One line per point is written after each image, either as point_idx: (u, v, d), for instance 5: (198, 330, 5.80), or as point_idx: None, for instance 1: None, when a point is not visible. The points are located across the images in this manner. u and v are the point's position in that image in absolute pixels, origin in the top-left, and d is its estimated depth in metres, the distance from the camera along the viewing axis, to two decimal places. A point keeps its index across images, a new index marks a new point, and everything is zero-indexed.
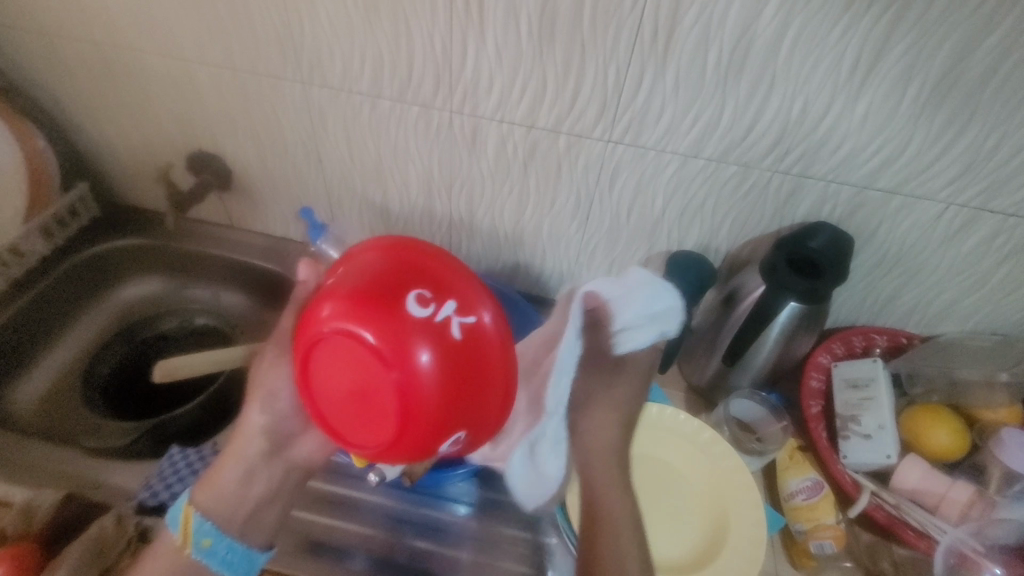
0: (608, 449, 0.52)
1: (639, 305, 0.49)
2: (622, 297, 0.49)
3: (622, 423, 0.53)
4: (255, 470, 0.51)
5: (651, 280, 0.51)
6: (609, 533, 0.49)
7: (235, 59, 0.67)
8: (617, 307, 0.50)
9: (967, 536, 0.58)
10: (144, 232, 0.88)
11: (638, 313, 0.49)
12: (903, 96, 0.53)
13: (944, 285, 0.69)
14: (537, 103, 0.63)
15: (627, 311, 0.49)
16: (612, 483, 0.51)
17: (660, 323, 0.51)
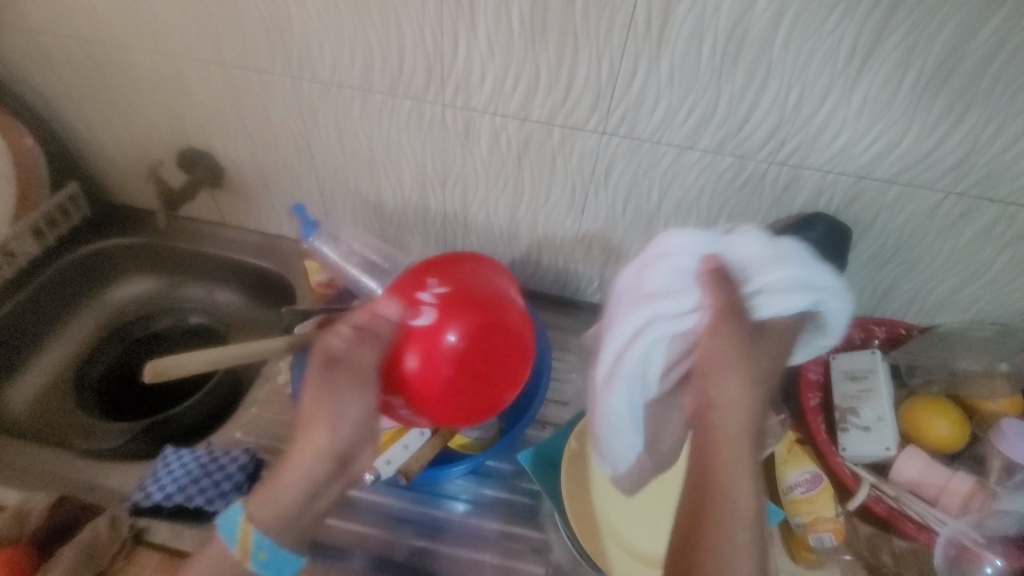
0: (737, 431, 0.42)
1: (799, 269, 0.47)
2: (779, 256, 0.48)
3: (754, 404, 0.43)
4: (318, 488, 0.56)
5: (799, 250, 0.49)
6: (725, 529, 0.39)
7: (223, 54, 0.66)
8: (759, 269, 0.48)
9: (967, 527, 0.58)
10: (136, 232, 0.87)
11: (800, 275, 0.47)
12: (901, 84, 0.53)
13: (943, 275, 0.68)
14: (530, 96, 0.62)
15: (784, 269, 0.47)
16: (739, 472, 0.41)
17: (810, 293, 0.47)
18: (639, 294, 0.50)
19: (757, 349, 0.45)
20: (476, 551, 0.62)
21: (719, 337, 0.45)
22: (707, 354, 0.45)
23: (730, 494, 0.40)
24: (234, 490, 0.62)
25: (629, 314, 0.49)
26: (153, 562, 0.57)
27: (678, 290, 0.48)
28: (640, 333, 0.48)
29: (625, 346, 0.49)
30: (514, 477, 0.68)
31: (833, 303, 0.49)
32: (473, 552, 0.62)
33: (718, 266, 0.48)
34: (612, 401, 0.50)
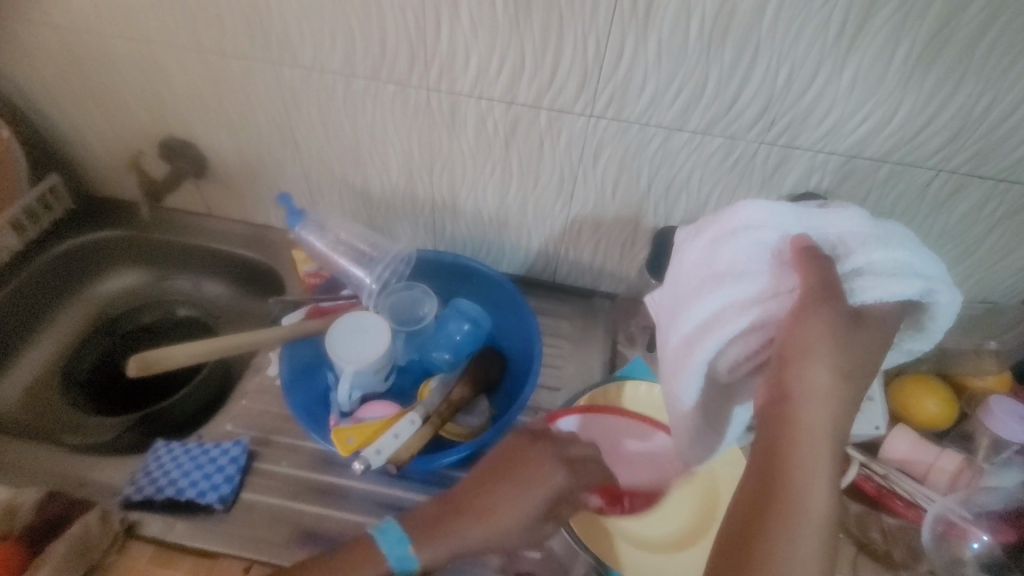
0: (816, 430, 0.40)
1: (901, 252, 0.43)
2: (881, 236, 0.44)
3: (835, 401, 0.41)
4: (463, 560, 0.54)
5: (901, 236, 0.45)
6: (786, 521, 0.39)
7: (200, 39, 0.64)
8: (853, 247, 0.44)
9: (954, 504, 0.57)
10: (120, 224, 0.85)
11: (904, 259, 0.43)
12: (891, 59, 0.52)
13: (933, 254, 0.68)
14: (516, 78, 0.60)
15: (885, 251, 0.43)
16: (809, 470, 0.40)
17: (918, 279, 0.43)
18: (713, 270, 0.47)
19: (851, 338, 0.41)
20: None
21: (813, 321, 0.41)
22: (786, 338, 0.42)
23: (794, 488, 0.39)
24: (226, 481, 0.62)
25: (707, 290, 0.46)
26: (146, 554, 0.57)
27: (756, 269, 0.45)
28: (720, 313, 0.45)
29: (701, 325, 0.46)
30: None
31: (943, 295, 0.44)
32: None
33: (806, 244, 0.45)
34: (682, 385, 0.47)
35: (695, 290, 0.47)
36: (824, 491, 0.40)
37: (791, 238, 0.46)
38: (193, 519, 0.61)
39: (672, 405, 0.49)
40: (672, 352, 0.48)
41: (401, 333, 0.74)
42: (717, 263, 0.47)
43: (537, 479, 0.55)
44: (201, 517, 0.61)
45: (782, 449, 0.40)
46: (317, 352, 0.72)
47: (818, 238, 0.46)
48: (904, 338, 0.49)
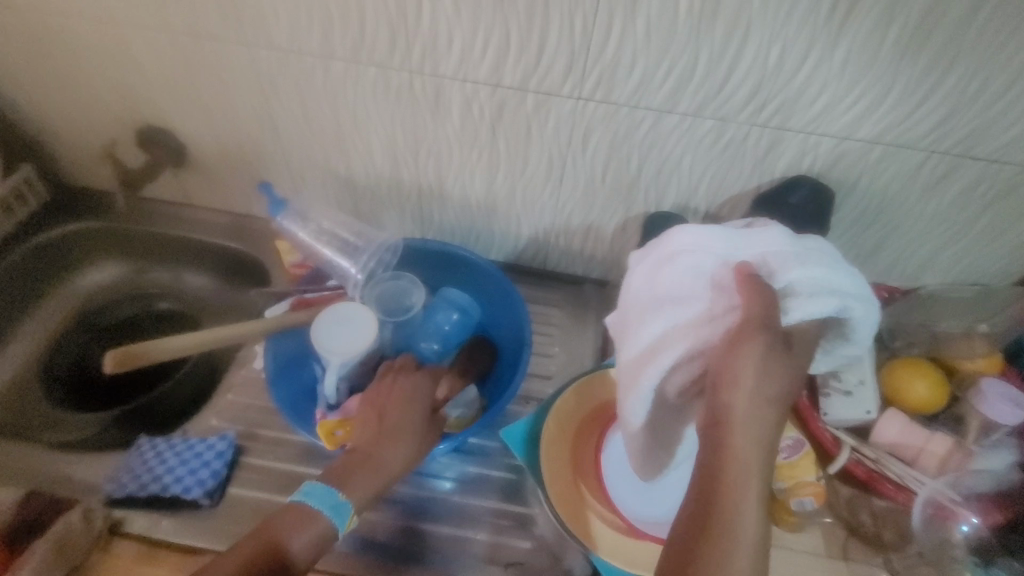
0: (747, 451, 0.40)
1: (822, 269, 0.44)
2: (802, 254, 0.45)
3: (770, 420, 0.41)
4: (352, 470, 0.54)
5: (824, 252, 0.46)
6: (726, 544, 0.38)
7: (171, 21, 0.61)
8: (776, 266, 0.44)
9: (944, 486, 0.58)
10: (95, 216, 0.83)
11: (823, 276, 0.44)
12: (885, 37, 0.50)
13: (925, 237, 0.67)
14: (501, 61, 0.59)
15: (806, 269, 0.44)
16: (744, 491, 0.39)
17: (835, 295, 0.43)
18: (657, 294, 0.47)
19: (782, 358, 0.41)
20: (465, 530, 0.62)
21: (745, 351, 0.41)
22: (718, 368, 0.42)
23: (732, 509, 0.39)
24: (211, 478, 0.61)
25: (647, 316, 0.47)
26: (132, 551, 0.56)
27: (700, 293, 0.45)
28: (665, 338, 0.45)
29: (644, 350, 0.46)
30: (499, 454, 0.67)
31: (859, 309, 0.45)
32: (462, 531, 0.61)
33: (739, 270, 0.45)
34: (631, 408, 0.47)
35: (642, 314, 0.47)
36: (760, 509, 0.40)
37: (731, 263, 0.46)
38: (179, 516, 0.59)
39: (624, 428, 0.49)
40: (622, 376, 0.48)
41: (387, 323, 0.71)
42: (660, 287, 0.47)
43: (409, 401, 0.60)
44: (186, 514, 0.60)
45: (718, 474, 0.40)
46: (304, 344, 0.71)
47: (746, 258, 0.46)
48: (835, 351, 0.49)
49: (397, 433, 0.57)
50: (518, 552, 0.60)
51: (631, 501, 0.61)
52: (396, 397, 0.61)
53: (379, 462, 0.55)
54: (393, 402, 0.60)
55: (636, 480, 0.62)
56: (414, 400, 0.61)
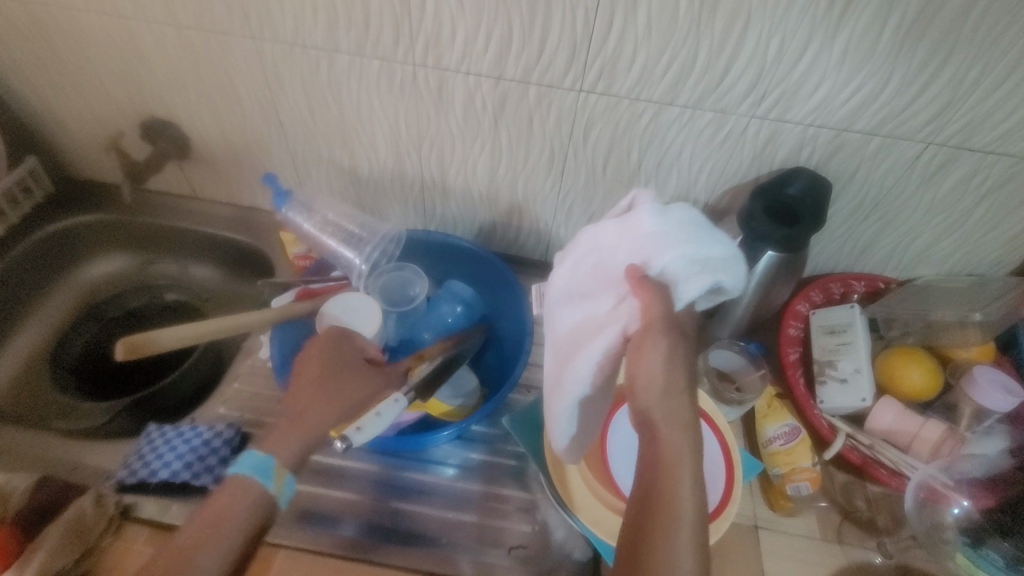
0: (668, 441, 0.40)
1: (690, 247, 0.43)
2: (671, 235, 0.44)
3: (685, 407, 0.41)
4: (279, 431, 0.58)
5: (698, 225, 0.45)
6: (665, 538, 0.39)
7: (175, 14, 0.62)
8: (653, 252, 0.44)
9: (936, 471, 0.59)
10: (101, 208, 0.84)
11: (693, 253, 0.43)
12: (883, 29, 0.51)
13: (921, 228, 0.68)
14: (504, 53, 0.59)
15: (676, 250, 0.43)
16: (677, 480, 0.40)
17: (711, 270, 0.43)
18: (573, 297, 0.50)
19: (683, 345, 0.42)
20: (466, 515, 0.63)
21: (648, 349, 0.41)
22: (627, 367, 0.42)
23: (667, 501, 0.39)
24: (221, 463, 0.63)
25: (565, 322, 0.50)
26: (142, 536, 0.58)
27: (599, 289, 0.48)
28: (589, 345, 0.47)
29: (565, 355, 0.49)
30: (500, 440, 0.69)
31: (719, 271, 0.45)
32: (462, 515, 0.63)
33: (626, 264, 0.46)
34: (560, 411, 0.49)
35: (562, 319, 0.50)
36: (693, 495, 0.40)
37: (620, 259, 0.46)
38: (188, 501, 0.60)
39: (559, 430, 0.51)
40: (553, 377, 0.51)
41: (392, 314, 0.73)
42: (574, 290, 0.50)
43: (344, 374, 0.62)
44: (196, 499, 0.61)
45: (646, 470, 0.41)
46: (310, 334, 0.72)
47: (628, 247, 0.46)
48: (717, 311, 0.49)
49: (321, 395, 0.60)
50: (518, 536, 0.61)
51: None
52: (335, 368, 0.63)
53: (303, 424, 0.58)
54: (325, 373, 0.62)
55: None
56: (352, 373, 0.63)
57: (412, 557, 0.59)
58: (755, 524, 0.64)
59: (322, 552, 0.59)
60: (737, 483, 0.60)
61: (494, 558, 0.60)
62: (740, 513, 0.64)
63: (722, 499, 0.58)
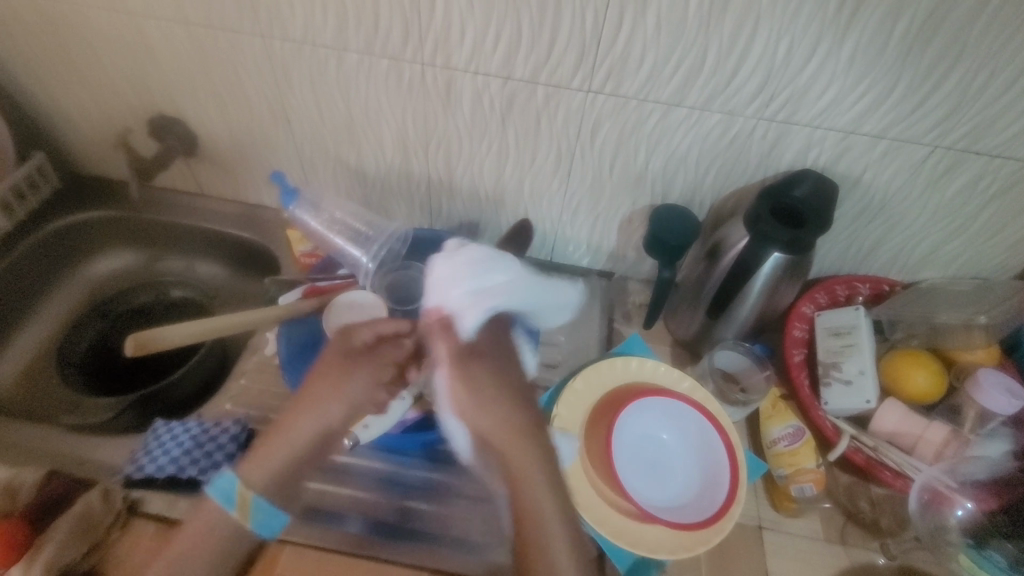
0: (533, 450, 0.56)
1: (471, 283, 0.59)
2: (449, 279, 0.60)
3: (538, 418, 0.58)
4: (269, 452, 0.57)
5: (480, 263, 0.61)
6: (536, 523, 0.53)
7: (185, 12, 0.62)
8: (443, 298, 0.59)
9: (941, 473, 0.59)
10: (107, 204, 0.84)
11: (473, 287, 0.59)
12: (892, 32, 0.51)
13: (927, 231, 0.68)
14: (512, 53, 0.59)
15: (461, 290, 0.59)
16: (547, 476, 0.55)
17: (482, 301, 0.59)
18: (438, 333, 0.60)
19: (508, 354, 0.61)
20: (471, 513, 0.63)
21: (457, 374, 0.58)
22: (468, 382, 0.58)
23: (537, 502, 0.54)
24: (228, 459, 0.62)
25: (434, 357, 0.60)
26: (148, 531, 0.58)
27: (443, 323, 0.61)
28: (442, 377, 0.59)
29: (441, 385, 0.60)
30: None
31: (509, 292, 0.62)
32: (466, 513, 0.63)
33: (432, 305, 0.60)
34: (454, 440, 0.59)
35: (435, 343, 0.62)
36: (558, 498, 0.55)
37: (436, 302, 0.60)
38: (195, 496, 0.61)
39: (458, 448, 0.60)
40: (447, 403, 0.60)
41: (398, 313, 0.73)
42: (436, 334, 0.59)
43: (351, 369, 0.61)
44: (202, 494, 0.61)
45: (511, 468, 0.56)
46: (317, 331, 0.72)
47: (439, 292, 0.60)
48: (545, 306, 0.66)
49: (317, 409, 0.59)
50: None
51: (641, 489, 0.60)
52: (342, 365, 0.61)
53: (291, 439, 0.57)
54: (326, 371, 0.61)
55: (647, 466, 0.61)
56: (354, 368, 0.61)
57: (417, 554, 0.59)
58: (759, 524, 0.64)
59: (328, 548, 0.59)
60: (740, 486, 0.60)
61: (499, 556, 0.60)
62: (743, 513, 0.64)
63: (729, 500, 0.58)
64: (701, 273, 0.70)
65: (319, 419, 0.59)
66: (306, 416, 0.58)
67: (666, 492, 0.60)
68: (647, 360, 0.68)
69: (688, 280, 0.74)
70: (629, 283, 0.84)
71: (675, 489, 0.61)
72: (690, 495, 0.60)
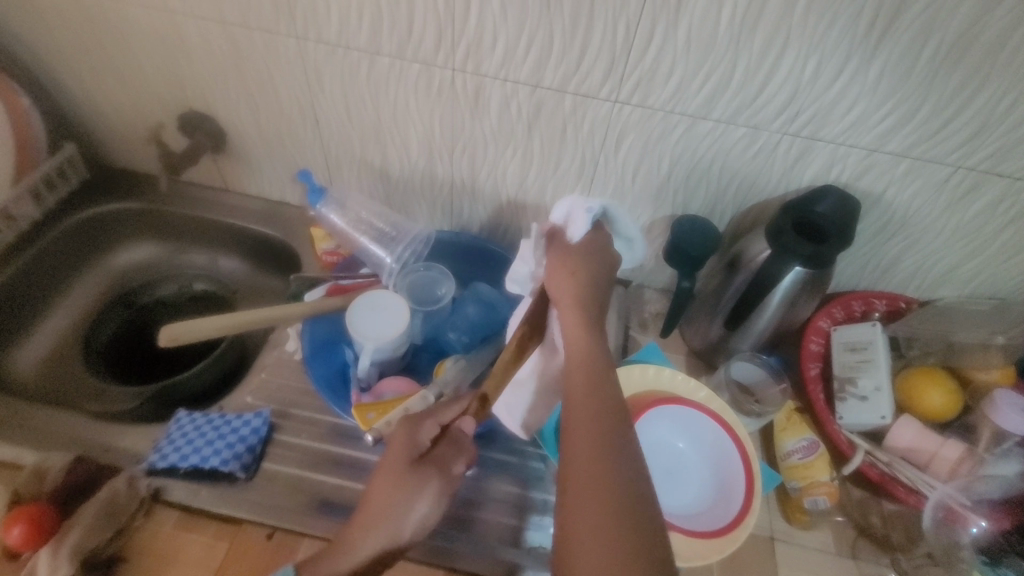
0: (596, 451, 0.42)
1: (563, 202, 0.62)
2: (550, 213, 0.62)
3: (611, 417, 0.45)
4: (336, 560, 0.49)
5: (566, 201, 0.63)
6: (589, 552, 0.38)
7: (224, 13, 0.63)
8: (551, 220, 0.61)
9: (954, 490, 0.60)
10: (136, 197, 0.86)
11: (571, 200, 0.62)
12: (920, 53, 0.52)
13: (947, 249, 0.69)
14: (543, 61, 0.60)
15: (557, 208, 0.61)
16: (610, 491, 0.40)
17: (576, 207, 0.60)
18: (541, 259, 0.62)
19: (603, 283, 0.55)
20: (492, 514, 0.63)
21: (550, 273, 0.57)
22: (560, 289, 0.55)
23: (587, 516, 0.40)
24: (248, 452, 0.63)
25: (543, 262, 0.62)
26: (172, 519, 0.59)
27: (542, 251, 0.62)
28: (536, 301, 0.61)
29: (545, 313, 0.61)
30: (522, 442, 0.70)
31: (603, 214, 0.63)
32: (488, 514, 0.64)
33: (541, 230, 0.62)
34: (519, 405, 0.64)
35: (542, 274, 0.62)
36: (625, 523, 0.39)
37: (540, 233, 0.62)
38: (216, 487, 0.61)
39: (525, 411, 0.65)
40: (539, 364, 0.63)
41: (418, 313, 0.74)
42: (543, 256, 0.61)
43: (419, 480, 0.51)
44: (223, 485, 0.62)
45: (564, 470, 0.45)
46: (338, 328, 0.74)
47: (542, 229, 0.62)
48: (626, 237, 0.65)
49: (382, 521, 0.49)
50: (536, 536, 0.62)
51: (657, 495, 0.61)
52: (413, 475, 0.51)
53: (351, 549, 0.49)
54: (393, 476, 0.51)
55: (662, 473, 0.62)
56: (425, 477, 0.51)
57: (449, 555, 0.60)
58: (771, 535, 0.64)
59: (402, 556, 0.59)
60: (755, 495, 0.60)
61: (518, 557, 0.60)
62: (756, 524, 0.65)
63: (744, 509, 0.59)
64: (719, 285, 0.71)
65: (392, 531, 0.49)
66: (380, 530, 0.49)
67: (680, 499, 0.61)
68: (664, 369, 0.68)
69: (705, 290, 0.74)
70: (646, 291, 0.84)
71: (689, 497, 0.61)
72: (704, 504, 0.61)
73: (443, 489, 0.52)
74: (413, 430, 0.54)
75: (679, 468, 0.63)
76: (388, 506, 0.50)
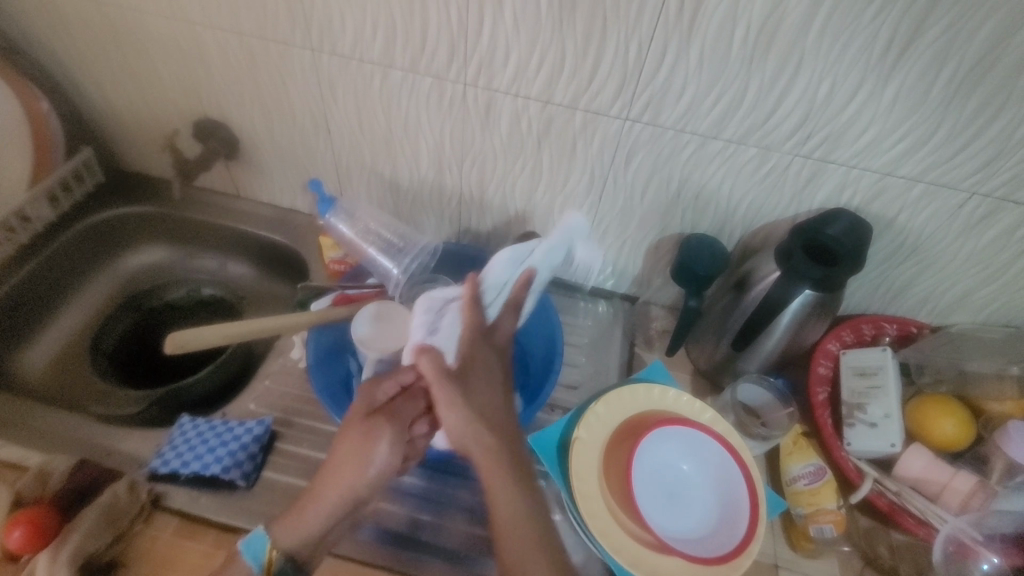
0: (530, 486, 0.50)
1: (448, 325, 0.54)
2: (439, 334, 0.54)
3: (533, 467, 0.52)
4: (305, 516, 0.50)
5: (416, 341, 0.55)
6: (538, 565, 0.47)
7: (242, 24, 0.64)
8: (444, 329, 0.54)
9: (966, 525, 0.59)
10: (150, 201, 0.87)
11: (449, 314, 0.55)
12: (937, 77, 0.51)
13: (960, 275, 0.68)
14: (554, 78, 0.61)
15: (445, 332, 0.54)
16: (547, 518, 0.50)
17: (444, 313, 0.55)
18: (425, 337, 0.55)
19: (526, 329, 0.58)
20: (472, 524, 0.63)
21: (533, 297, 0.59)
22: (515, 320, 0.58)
23: (519, 553, 0.48)
24: (249, 460, 0.63)
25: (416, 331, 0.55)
26: (171, 526, 0.59)
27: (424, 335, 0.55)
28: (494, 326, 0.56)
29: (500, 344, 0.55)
30: None
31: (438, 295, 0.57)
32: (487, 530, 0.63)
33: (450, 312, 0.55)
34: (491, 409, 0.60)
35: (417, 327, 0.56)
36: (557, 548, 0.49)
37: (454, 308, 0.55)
38: (216, 494, 0.62)
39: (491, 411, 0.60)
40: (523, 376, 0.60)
41: None
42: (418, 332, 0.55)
43: (373, 430, 0.52)
44: (222, 493, 0.62)
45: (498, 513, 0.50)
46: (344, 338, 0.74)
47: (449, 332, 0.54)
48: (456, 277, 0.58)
49: (338, 477, 0.50)
50: None
51: (661, 519, 0.59)
52: (366, 423, 0.53)
53: (312, 502, 0.51)
54: (351, 429, 0.53)
55: (665, 495, 0.61)
56: (375, 427, 0.53)
57: (418, 565, 0.59)
58: (775, 563, 0.63)
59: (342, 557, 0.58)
60: (760, 523, 0.59)
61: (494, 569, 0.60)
62: (760, 551, 0.64)
63: (748, 535, 0.58)
64: (727, 304, 0.70)
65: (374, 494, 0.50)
66: (342, 480, 0.50)
67: (684, 522, 0.60)
68: (670, 390, 0.67)
69: (711, 310, 0.73)
70: (652, 308, 0.84)
71: (691, 521, 0.60)
72: (707, 529, 0.60)
73: (396, 440, 0.53)
74: (371, 387, 0.57)
75: (681, 488, 0.62)
76: (356, 461, 0.51)
